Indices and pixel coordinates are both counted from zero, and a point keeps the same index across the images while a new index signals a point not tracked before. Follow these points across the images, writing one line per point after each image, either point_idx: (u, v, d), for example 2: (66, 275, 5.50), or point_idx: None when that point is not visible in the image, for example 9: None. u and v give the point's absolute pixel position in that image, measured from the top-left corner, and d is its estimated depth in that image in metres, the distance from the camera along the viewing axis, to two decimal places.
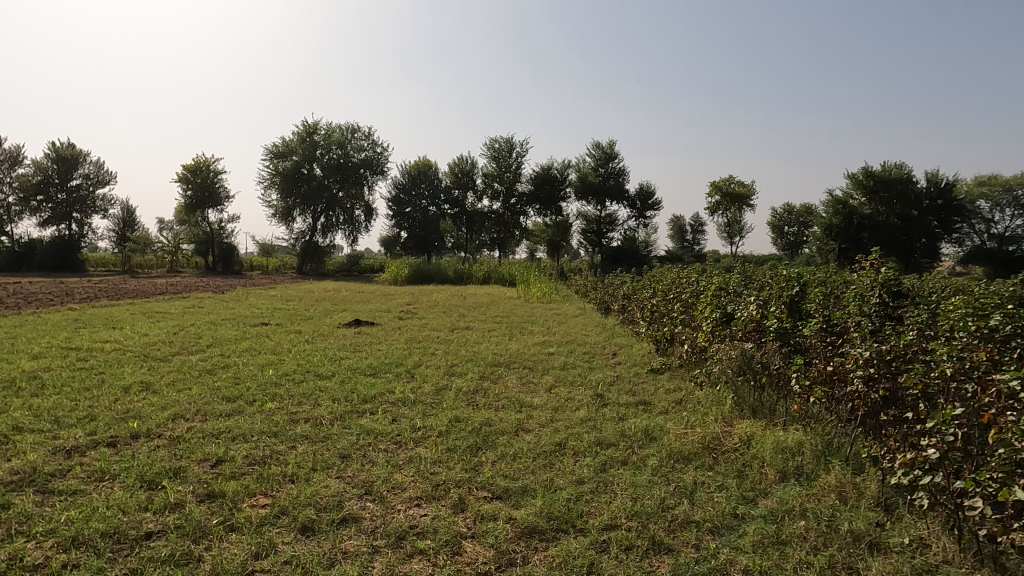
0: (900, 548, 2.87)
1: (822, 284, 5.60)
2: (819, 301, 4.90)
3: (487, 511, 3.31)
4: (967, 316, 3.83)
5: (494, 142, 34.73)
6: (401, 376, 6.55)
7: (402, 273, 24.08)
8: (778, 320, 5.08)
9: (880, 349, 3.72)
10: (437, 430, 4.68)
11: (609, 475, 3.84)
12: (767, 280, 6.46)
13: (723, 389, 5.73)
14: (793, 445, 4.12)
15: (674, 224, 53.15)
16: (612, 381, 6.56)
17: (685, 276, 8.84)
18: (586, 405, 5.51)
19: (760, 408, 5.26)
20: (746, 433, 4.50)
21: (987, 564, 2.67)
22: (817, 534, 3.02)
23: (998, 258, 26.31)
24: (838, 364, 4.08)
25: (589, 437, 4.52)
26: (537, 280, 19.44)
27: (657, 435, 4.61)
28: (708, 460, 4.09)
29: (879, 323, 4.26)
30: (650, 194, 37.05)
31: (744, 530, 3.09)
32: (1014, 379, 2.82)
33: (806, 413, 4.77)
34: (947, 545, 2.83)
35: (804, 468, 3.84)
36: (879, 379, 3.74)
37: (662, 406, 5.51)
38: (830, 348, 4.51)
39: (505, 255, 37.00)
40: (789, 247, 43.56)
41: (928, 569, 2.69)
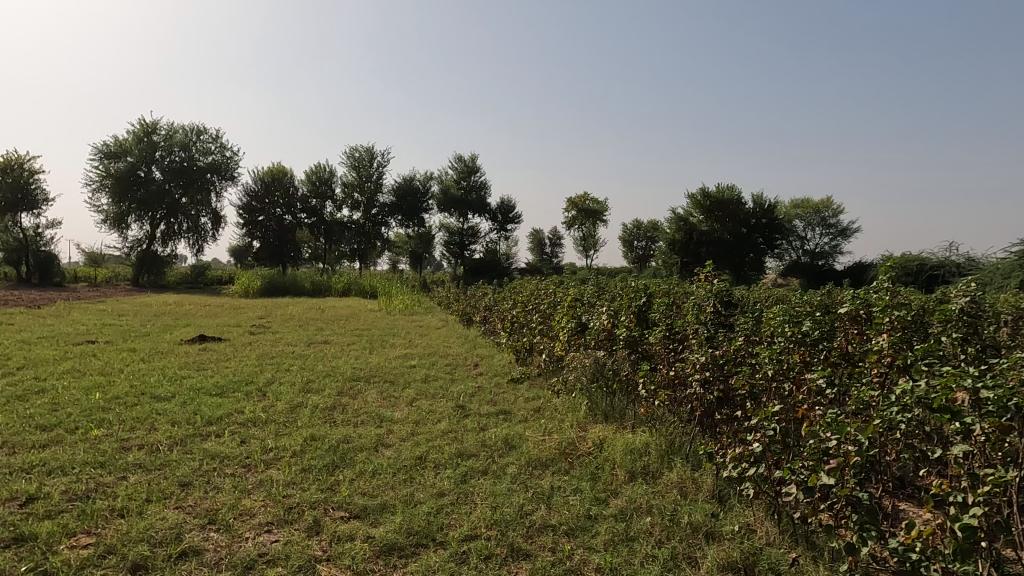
0: (730, 535, 3.15)
1: (665, 295, 6.04)
2: (663, 311, 5.28)
3: (344, 531, 3.20)
4: (784, 323, 4.30)
5: (354, 151, 33.88)
6: (252, 395, 6.15)
7: (253, 285, 22.64)
8: (628, 329, 5.40)
9: (715, 354, 4.10)
10: (291, 451, 4.44)
11: (470, 485, 3.86)
12: (618, 291, 6.85)
13: (578, 396, 5.97)
14: (640, 446, 4.38)
15: (534, 237, 54.84)
16: (474, 392, 6.61)
17: (544, 288, 9.14)
18: (448, 417, 5.51)
19: (612, 413, 5.55)
20: (599, 437, 4.73)
21: (800, 543, 3.02)
22: (661, 528, 3.24)
23: (809, 271, 29.90)
24: (679, 369, 4.41)
25: (450, 449, 4.52)
26: (399, 291, 19.17)
27: (516, 443, 4.72)
28: (565, 464, 4.25)
29: (713, 331, 4.68)
30: (511, 207, 38.01)
31: (596, 530, 3.24)
32: (821, 378, 3.23)
33: (652, 415, 5.10)
34: (769, 529, 3.16)
35: (649, 467, 4.10)
36: (714, 381, 4.10)
37: (522, 415, 5.66)
38: (673, 354, 4.90)
39: (366, 267, 36.09)
40: (639, 261, 46.50)
41: (754, 552, 2.98)
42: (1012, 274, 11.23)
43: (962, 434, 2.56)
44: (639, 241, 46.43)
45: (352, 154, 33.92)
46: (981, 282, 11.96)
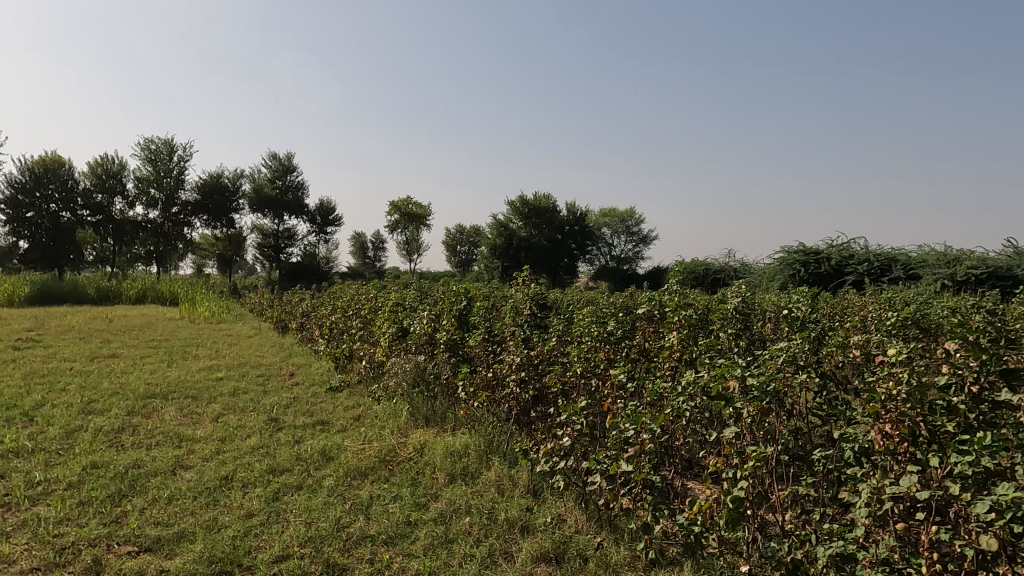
0: (543, 526, 3.31)
1: (486, 298, 6.19)
2: (483, 314, 5.41)
3: (132, 568, 2.86)
4: (592, 323, 4.62)
5: (150, 143, 30.47)
6: (14, 421, 5.25)
7: (19, 292, 19.39)
8: (448, 332, 5.46)
9: (530, 354, 4.29)
10: (65, 483, 3.86)
11: (282, 503, 3.64)
12: (440, 295, 6.90)
13: (399, 401, 5.92)
14: (460, 448, 4.45)
15: (356, 241, 53.33)
16: (289, 403, 6.25)
17: (364, 292, 8.92)
18: (259, 432, 5.14)
19: (433, 417, 5.55)
20: (419, 441, 4.72)
21: (604, 526, 3.26)
22: (480, 527, 3.31)
23: (615, 275, 32.53)
24: (497, 371, 4.56)
25: (260, 466, 4.23)
26: (205, 297, 17.59)
27: (334, 454, 4.55)
28: (385, 472, 4.18)
29: (529, 332, 4.89)
30: (331, 210, 36.62)
31: (416, 535, 3.22)
32: (622, 373, 3.52)
33: (471, 417, 5.20)
34: (578, 517, 3.36)
35: (468, 468, 4.17)
36: (530, 380, 4.29)
37: (340, 424, 5.46)
38: (492, 356, 5.04)
39: (165, 271, 32.59)
40: (462, 265, 47.31)
41: (564, 540, 3.15)
42: (775, 277, 13.16)
43: (733, 417, 2.93)
44: (462, 245, 47.15)
45: (147, 145, 30.47)
46: (753, 284, 13.87)
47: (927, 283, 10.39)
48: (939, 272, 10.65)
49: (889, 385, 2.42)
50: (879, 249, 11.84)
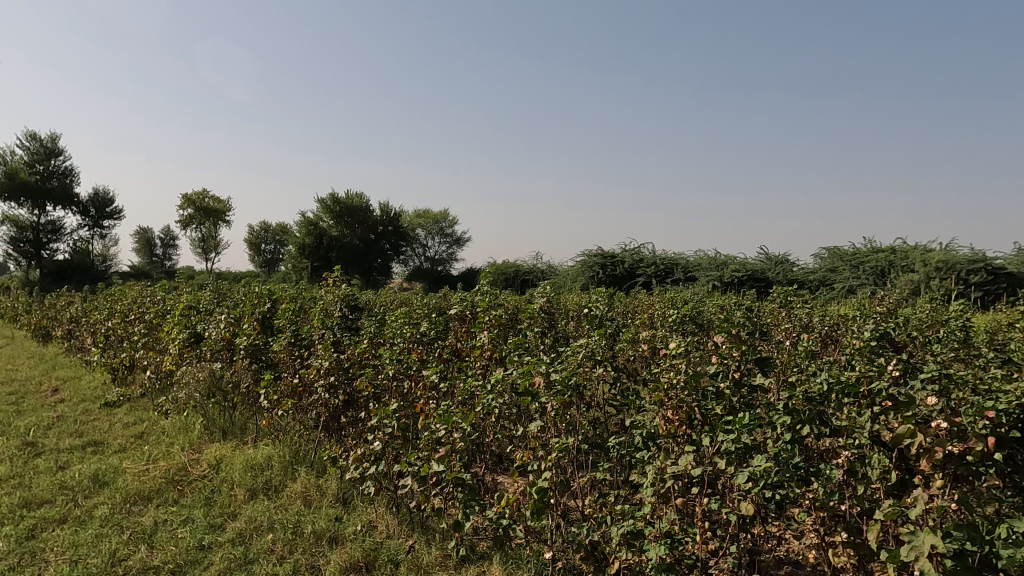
0: (353, 535, 3.20)
1: (292, 300, 5.87)
2: (288, 317, 5.11)
3: None
4: (405, 324, 4.58)
5: None
6: None
7: None
8: (249, 337, 5.07)
9: (340, 358, 4.14)
10: None
11: (40, 541, 3.12)
12: (240, 296, 6.40)
13: (191, 414, 5.38)
14: (262, 461, 4.15)
15: (140, 237, 47.55)
16: (51, 424, 5.38)
17: (149, 294, 7.98)
18: (9, 459, 4.35)
19: (231, 429, 5.13)
20: (215, 457, 4.32)
21: (416, 529, 3.26)
22: (283, 543, 3.12)
23: (429, 275, 32.72)
24: (304, 377, 4.33)
25: (11, 500, 3.58)
26: None
27: (109, 478, 4.00)
28: (172, 494, 3.76)
29: (339, 335, 4.72)
30: (107, 201, 32.27)
31: (210, 560, 2.94)
32: (434, 374, 3.53)
33: (275, 427, 4.88)
34: (389, 522, 3.31)
35: (271, 481, 3.91)
36: (339, 385, 4.13)
37: (118, 444, 4.82)
38: (298, 361, 4.77)
39: None
40: (268, 265, 44.39)
41: (375, 548, 3.08)
42: (577, 278, 14.12)
43: (539, 412, 3.07)
44: (267, 244, 44.22)
45: None
46: (558, 284, 14.74)
47: (703, 283, 11.89)
48: (711, 275, 12.20)
49: (670, 375, 2.70)
50: (663, 253, 13.25)
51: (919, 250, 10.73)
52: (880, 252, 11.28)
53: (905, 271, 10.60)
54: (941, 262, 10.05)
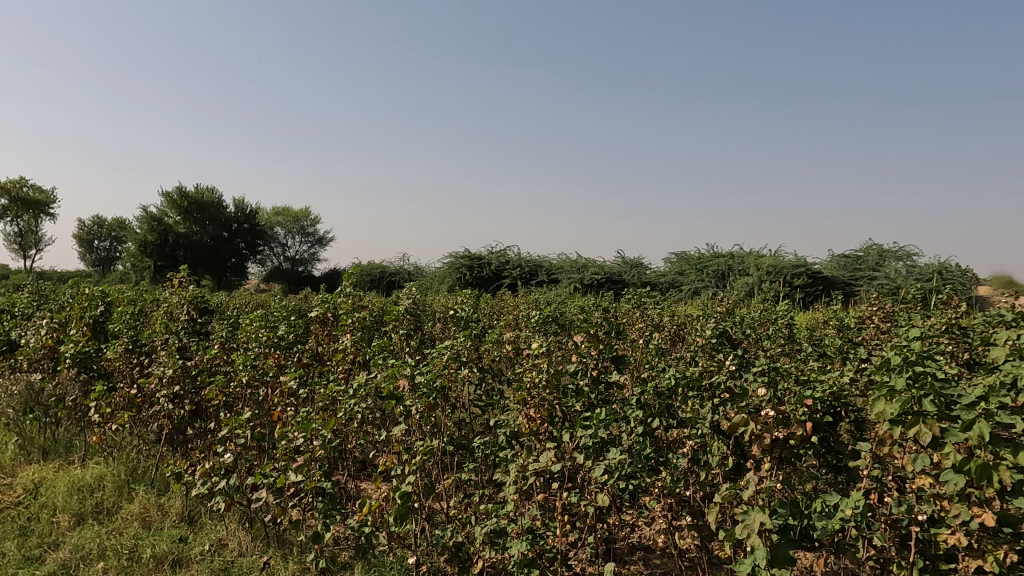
0: (200, 556, 2.97)
1: (129, 303, 5.35)
2: (125, 321, 4.65)
3: None
4: (261, 328, 4.32)
5: None
6: None
7: None
8: (77, 345, 4.55)
9: (186, 365, 3.82)
10: None
11: None
12: (66, 299, 5.72)
13: (2, 433, 4.72)
14: (92, 482, 3.74)
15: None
16: None
17: None
18: None
19: (54, 447, 4.56)
20: (33, 480, 3.83)
21: (272, 544, 3.08)
22: (117, 572, 2.83)
23: (289, 276, 31.19)
24: (143, 387, 3.95)
25: None
26: None
27: None
28: None
29: (186, 340, 4.36)
30: None
31: None
32: (293, 380, 3.37)
33: (108, 443, 4.41)
34: (242, 539, 3.11)
35: (103, 504, 3.53)
36: (185, 395, 3.82)
37: None
38: (137, 369, 4.35)
39: None
40: (102, 264, 40.05)
41: (225, 567, 2.88)
42: (444, 280, 14.09)
43: (403, 415, 3.02)
44: (101, 241, 39.88)
45: None
46: (425, 286, 14.65)
47: (565, 285, 12.35)
48: (573, 277, 12.70)
49: (533, 374, 2.76)
50: (528, 256, 13.61)
51: (753, 256, 11.87)
52: (720, 256, 12.34)
53: (741, 274, 11.68)
54: (771, 267, 11.20)
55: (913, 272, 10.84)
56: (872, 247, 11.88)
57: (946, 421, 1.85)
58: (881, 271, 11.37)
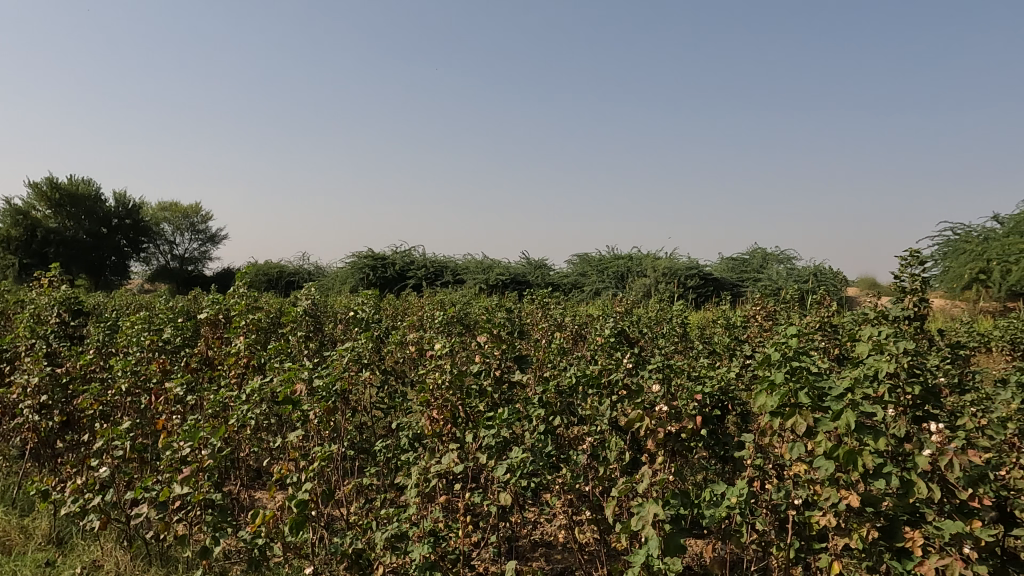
0: None
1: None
2: None
3: None
4: (144, 331, 4.03)
5: None
6: None
7: None
8: None
9: (55, 373, 3.50)
10: None
11: None
12: None
13: None
14: None
15: None
16: None
17: None
18: None
19: None
20: None
21: (155, 562, 2.88)
22: None
23: (177, 275, 29.29)
24: (4, 397, 3.58)
25: None
26: None
27: None
28: None
29: (56, 345, 3.99)
30: None
31: None
32: (179, 386, 3.17)
33: None
34: (120, 558, 2.88)
35: None
36: (54, 405, 3.49)
37: None
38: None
39: None
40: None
41: None
42: (346, 281, 13.68)
43: (301, 420, 2.91)
44: None
45: None
46: (326, 286, 14.20)
47: (470, 286, 12.39)
48: (478, 277, 12.76)
49: (437, 376, 2.74)
50: (433, 256, 13.54)
51: (650, 258, 12.42)
52: (620, 258, 12.81)
53: (639, 275, 12.19)
54: (666, 269, 11.75)
55: (792, 274, 11.75)
56: (757, 251, 12.74)
57: (817, 411, 2.00)
58: (765, 273, 12.23)
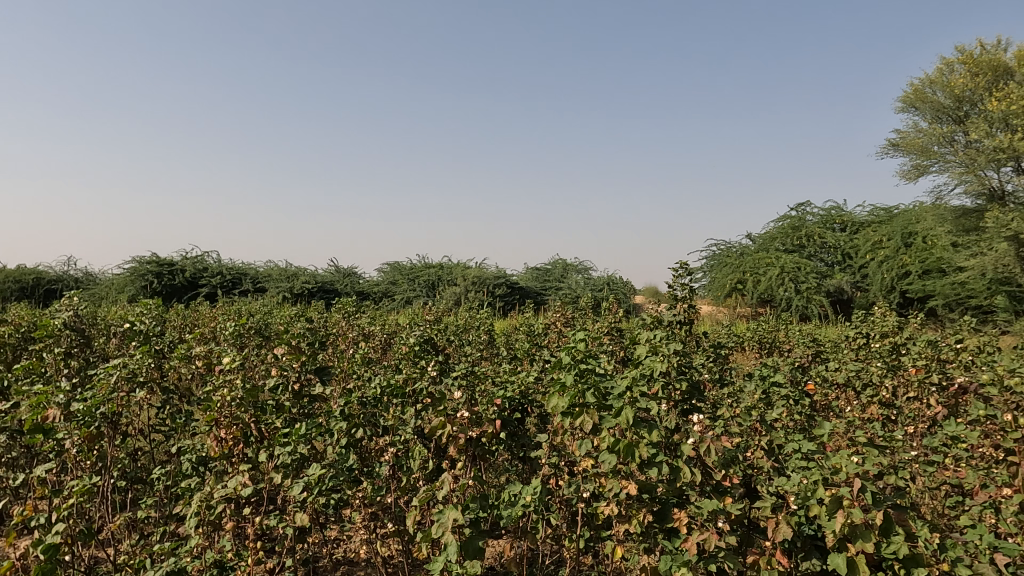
0: None
1: None
2: None
3: None
4: None
5: None
6: None
7: None
8: None
9: None
10: None
11: None
12: None
13: None
14: None
15: None
16: None
17: None
18: None
19: None
20: None
21: None
22: None
23: None
24: None
25: None
26: None
27: None
28: None
29: None
30: None
31: None
32: None
33: None
34: None
35: None
36: None
37: None
38: None
39: None
40: None
41: None
42: (123, 289, 11.93)
43: (55, 452, 2.51)
44: None
45: None
46: (95, 294, 12.41)
47: (272, 295, 11.72)
48: (281, 286, 12.09)
49: (224, 392, 2.53)
50: (229, 263, 12.56)
51: (460, 268, 12.70)
52: (430, 267, 12.91)
53: (449, 284, 12.42)
54: (476, 278, 12.07)
55: (589, 283, 12.76)
56: (558, 261, 13.65)
57: (602, 410, 2.18)
58: (565, 282, 13.11)
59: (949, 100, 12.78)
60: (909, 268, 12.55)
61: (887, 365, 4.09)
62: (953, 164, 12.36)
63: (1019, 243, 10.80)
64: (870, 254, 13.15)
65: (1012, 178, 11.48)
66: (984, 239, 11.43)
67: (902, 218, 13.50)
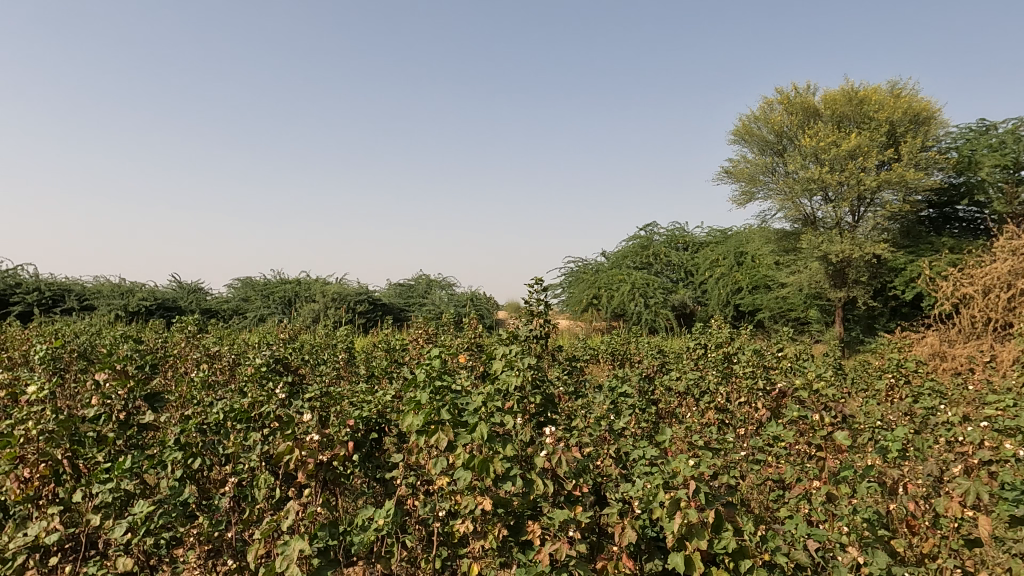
0: None
1: None
2: None
3: None
4: None
5: None
6: None
7: None
8: None
9: None
10: None
11: None
12: None
13: None
14: None
15: None
16: None
17: None
18: None
19: None
20: None
21: None
22: None
23: None
24: None
25: None
26: None
27: None
28: None
29: None
30: None
31: None
32: None
33: None
34: None
35: None
36: None
37: None
38: None
39: None
40: None
41: None
42: None
43: None
44: None
45: None
46: None
47: (102, 314, 10.57)
48: (112, 304, 10.94)
49: (28, 426, 2.23)
50: (49, 278, 11.12)
51: (319, 283, 12.20)
52: (286, 283, 12.28)
53: (307, 300, 11.88)
54: (336, 293, 11.61)
55: (452, 299, 12.84)
56: (421, 277, 13.57)
57: (458, 427, 2.20)
58: (429, 298, 13.04)
59: (771, 134, 14.31)
60: (740, 285, 13.88)
61: (720, 375, 4.47)
62: (776, 192, 13.91)
63: (827, 262, 12.41)
64: (708, 272, 14.26)
65: (821, 206, 13.08)
66: (801, 259, 13.00)
67: (734, 240, 14.95)
